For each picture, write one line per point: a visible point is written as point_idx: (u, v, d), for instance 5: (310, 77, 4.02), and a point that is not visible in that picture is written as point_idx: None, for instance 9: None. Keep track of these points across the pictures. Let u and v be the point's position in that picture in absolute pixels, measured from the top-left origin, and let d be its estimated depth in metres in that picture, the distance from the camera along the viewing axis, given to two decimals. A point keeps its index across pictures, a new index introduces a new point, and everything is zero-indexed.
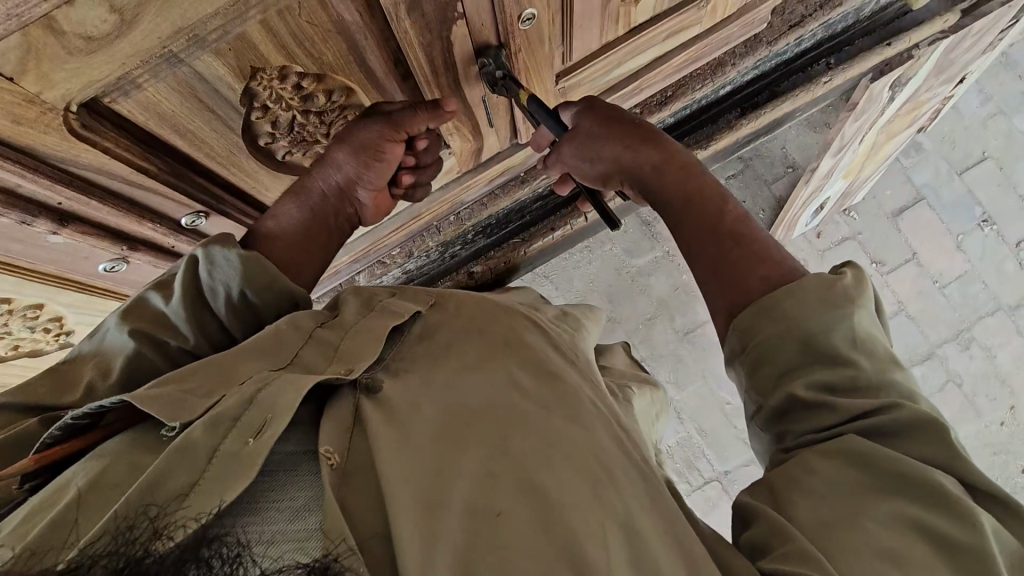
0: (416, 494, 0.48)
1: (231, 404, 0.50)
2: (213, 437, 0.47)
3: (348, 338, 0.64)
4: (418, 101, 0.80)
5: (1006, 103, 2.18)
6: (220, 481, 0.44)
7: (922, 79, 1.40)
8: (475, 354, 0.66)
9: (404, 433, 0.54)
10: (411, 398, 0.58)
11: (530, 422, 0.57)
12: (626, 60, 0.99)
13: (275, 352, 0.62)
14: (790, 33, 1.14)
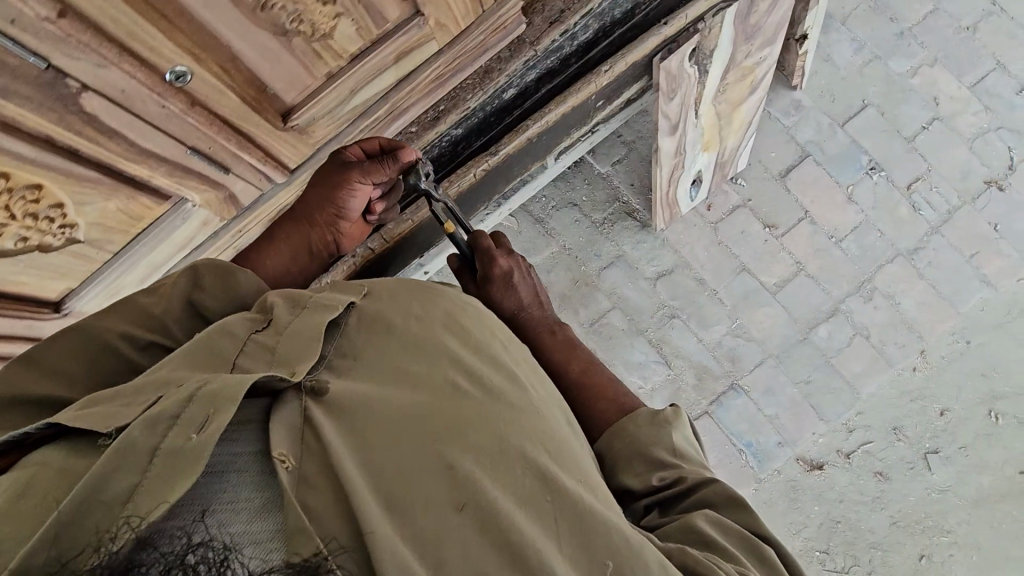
0: (387, 495, 0.65)
1: (172, 400, 0.62)
2: (152, 437, 0.58)
3: (285, 337, 0.77)
4: (114, 168, 0.81)
5: (880, 48, 2.20)
6: (164, 483, 0.54)
7: (727, 48, 1.40)
8: (427, 355, 0.81)
9: (361, 440, 0.69)
10: (370, 400, 0.73)
11: (474, 421, 0.73)
12: (358, 87, 0.99)
13: (219, 359, 0.75)
14: (552, 29, 1.15)
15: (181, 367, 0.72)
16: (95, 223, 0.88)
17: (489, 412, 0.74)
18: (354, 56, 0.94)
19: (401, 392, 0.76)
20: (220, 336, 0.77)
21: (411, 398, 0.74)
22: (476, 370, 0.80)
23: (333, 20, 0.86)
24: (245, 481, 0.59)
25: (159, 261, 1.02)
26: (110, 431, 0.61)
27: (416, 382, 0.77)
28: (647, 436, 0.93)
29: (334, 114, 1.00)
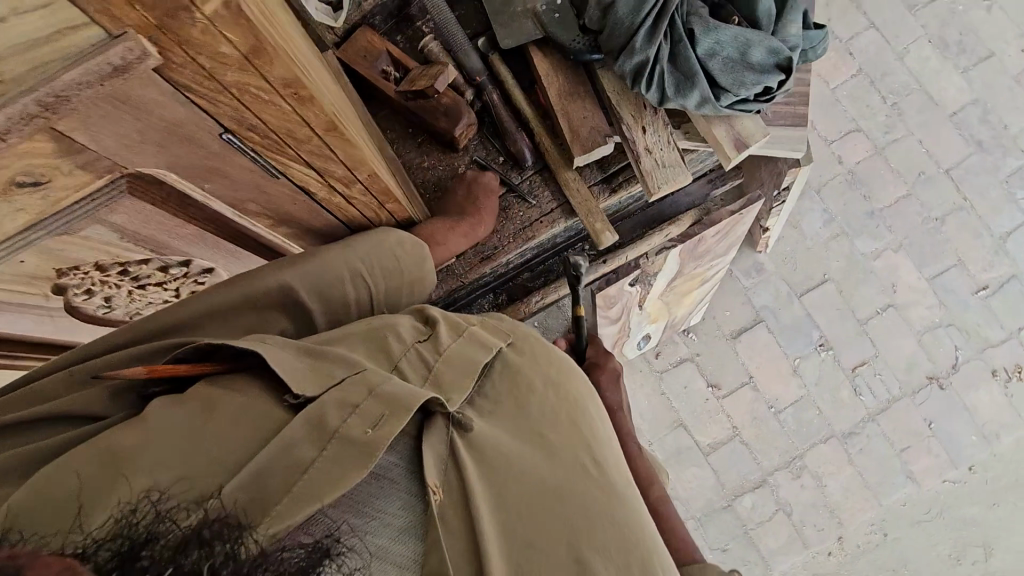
0: (514, 564, 0.61)
1: (360, 389, 0.64)
2: (336, 418, 0.61)
3: (448, 360, 0.76)
4: None
5: (849, 224, 2.21)
6: (323, 475, 0.56)
7: (674, 268, 1.38)
8: (564, 429, 0.76)
9: (494, 485, 0.66)
10: (507, 452, 0.70)
11: (606, 520, 0.68)
12: None
13: (381, 351, 0.75)
14: (482, 265, 1.13)
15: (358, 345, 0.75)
16: None
17: (618, 505, 0.70)
18: None
19: (536, 451, 0.72)
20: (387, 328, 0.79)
21: (549, 471, 0.70)
22: (609, 463, 0.75)
23: None
24: (389, 496, 0.60)
25: None
26: (299, 392, 0.63)
27: (555, 449, 0.73)
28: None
29: None
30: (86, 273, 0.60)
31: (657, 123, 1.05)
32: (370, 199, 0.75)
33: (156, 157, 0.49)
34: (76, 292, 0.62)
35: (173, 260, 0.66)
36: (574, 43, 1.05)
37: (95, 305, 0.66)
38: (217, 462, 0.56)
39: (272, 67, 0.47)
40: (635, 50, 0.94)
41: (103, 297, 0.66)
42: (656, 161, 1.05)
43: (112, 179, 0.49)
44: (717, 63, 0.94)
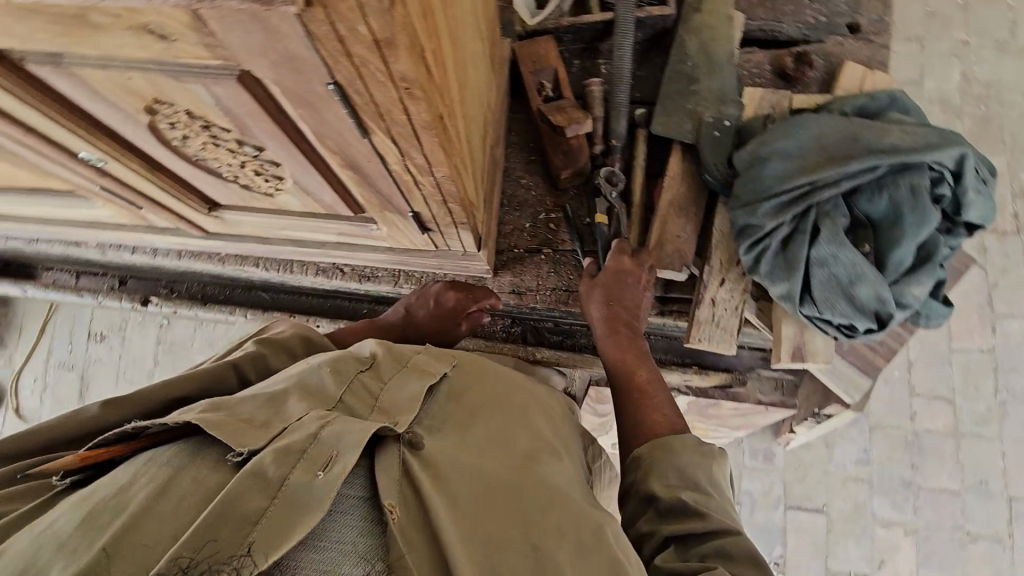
0: (472, 549, 0.64)
1: (298, 437, 0.62)
2: (282, 469, 0.58)
3: (388, 389, 0.78)
4: (33, 168, 0.87)
5: (878, 478, 2.05)
6: (285, 525, 0.53)
7: (679, 410, 1.34)
8: (510, 448, 0.79)
9: (444, 485, 0.69)
10: (456, 460, 0.73)
11: (566, 518, 0.70)
12: (296, 228, 1.01)
13: (321, 389, 0.75)
14: (507, 298, 1.14)
15: (306, 388, 0.74)
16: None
17: (574, 504, 0.73)
18: (292, 212, 0.96)
19: (486, 460, 0.76)
20: (324, 368, 0.77)
21: (498, 473, 0.74)
22: (557, 474, 0.78)
23: (277, 190, 0.87)
24: (348, 520, 0.59)
25: (62, 215, 1.08)
26: (245, 447, 0.61)
27: (506, 461, 0.77)
28: (688, 465, 0.83)
29: (253, 226, 1.02)
30: (175, 111, 0.66)
31: (737, 284, 1.01)
32: (438, 193, 0.78)
33: (270, 72, 0.53)
34: (162, 119, 0.68)
35: (250, 141, 0.72)
36: (713, 168, 1.03)
37: (172, 136, 0.72)
38: (173, 534, 0.52)
39: (397, 60, 0.50)
40: (757, 213, 0.91)
41: (182, 134, 0.72)
42: (712, 316, 1.01)
43: (228, 67, 0.54)
44: (821, 274, 0.88)
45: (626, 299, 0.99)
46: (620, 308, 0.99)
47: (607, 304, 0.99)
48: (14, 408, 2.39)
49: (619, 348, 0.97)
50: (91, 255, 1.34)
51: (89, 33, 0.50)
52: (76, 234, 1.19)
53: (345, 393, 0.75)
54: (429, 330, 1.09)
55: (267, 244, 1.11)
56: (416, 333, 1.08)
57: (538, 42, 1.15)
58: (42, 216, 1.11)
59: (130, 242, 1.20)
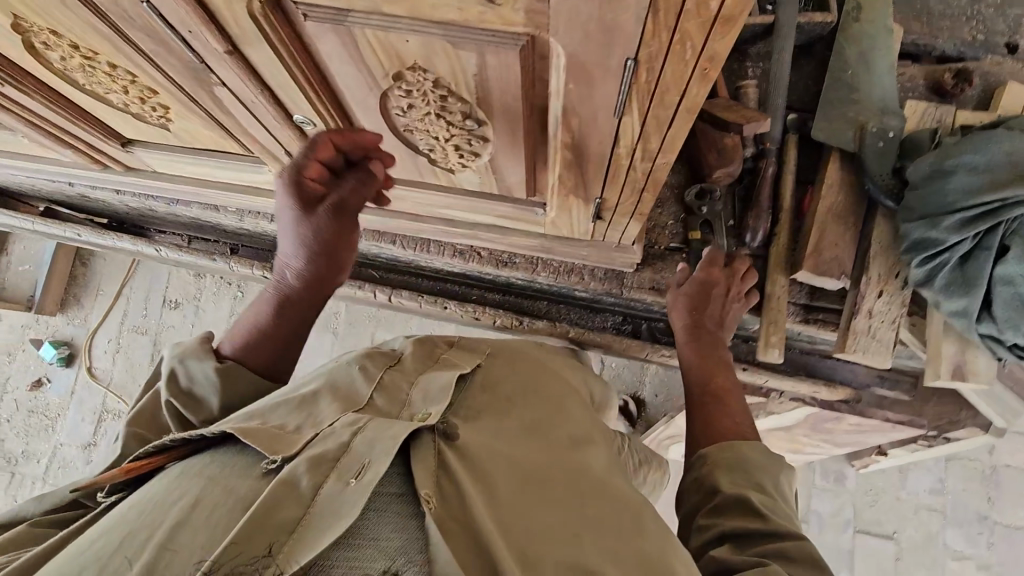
0: (512, 544, 0.55)
1: (331, 443, 0.55)
2: (315, 476, 0.51)
3: (420, 384, 0.71)
4: (226, 128, 0.89)
5: (953, 510, 2.01)
6: (318, 532, 0.46)
7: (791, 422, 1.33)
8: (549, 436, 0.71)
9: (479, 474, 0.61)
10: (489, 447, 0.64)
11: (615, 515, 0.62)
12: (456, 207, 1.02)
13: (352, 393, 0.68)
14: (647, 293, 1.14)
15: (335, 395, 0.67)
16: (185, 129, 0.95)
17: (627, 501, 0.64)
18: (461, 190, 0.96)
19: (523, 449, 0.67)
20: (355, 369, 0.72)
21: (538, 464, 0.65)
22: (600, 467, 0.69)
23: (462, 167, 0.88)
24: (389, 513, 0.52)
25: (220, 178, 1.10)
26: (277, 457, 0.54)
27: (543, 451, 0.68)
28: (755, 463, 0.77)
29: (414, 201, 1.03)
30: (421, 80, 0.67)
31: (897, 297, 1.00)
32: (642, 181, 0.79)
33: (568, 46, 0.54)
34: (400, 87, 0.69)
35: (476, 114, 0.72)
36: (877, 178, 1.02)
37: (399, 104, 0.73)
38: (202, 547, 0.46)
39: (714, 40, 0.50)
40: (937, 226, 0.90)
41: (410, 104, 0.73)
42: (869, 327, 1.00)
43: (522, 37, 0.55)
44: (1004, 292, 0.87)
45: (717, 311, 1.01)
46: (711, 320, 1.01)
47: (698, 311, 1.01)
48: (88, 368, 2.44)
49: (696, 352, 0.98)
50: (221, 220, 1.36)
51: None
52: (220, 199, 1.21)
53: (374, 390, 0.68)
54: (338, 254, 0.83)
55: (413, 222, 1.12)
56: (327, 266, 0.82)
57: None
58: (198, 178, 1.14)
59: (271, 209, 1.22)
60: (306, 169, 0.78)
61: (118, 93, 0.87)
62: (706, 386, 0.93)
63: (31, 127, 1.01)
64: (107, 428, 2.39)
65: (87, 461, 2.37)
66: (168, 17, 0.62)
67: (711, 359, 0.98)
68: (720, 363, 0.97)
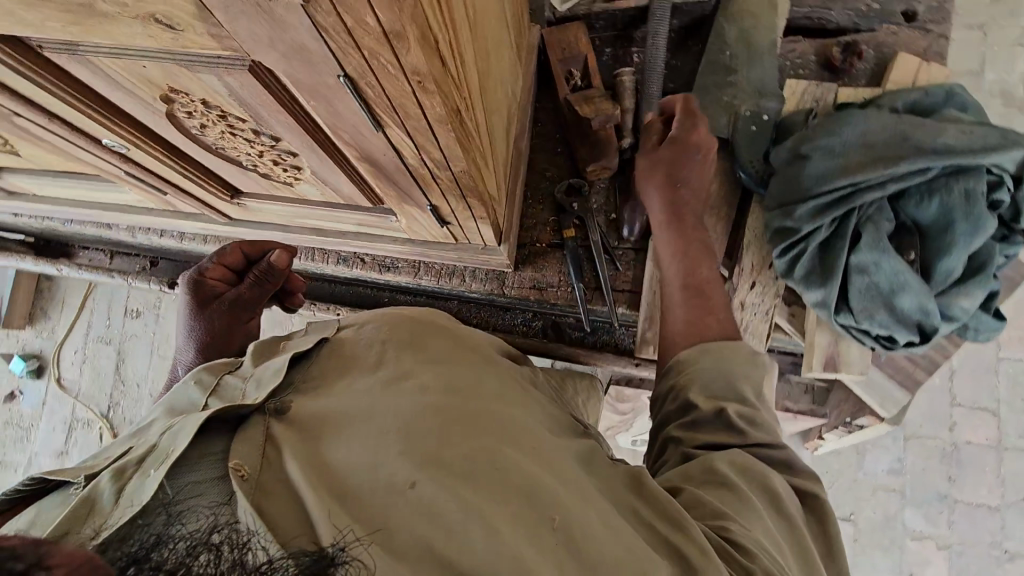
0: (333, 483, 0.54)
1: (133, 453, 0.55)
2: (117, 482, 0.52)
3: (255, 370, 0.67)
4: (62, 153, 0.88)
5: (912, 490, 1.96)
6: (120, 514, 0.48)
7: None
8: (410, 354, 0.68)
9: (311, 434, 0.59)
10: (330, 402, 0.62)
11: (454, 416, 0.60)
12: (318, 218, 1.01)
13: (181, 408, 0.65)
14: (530, 294, 1.11)
15: (171, 410, 0.66)
16: (29, 155, 0.94)
17: (470, 402, 0.63)
18: (312, 202, 0.95)
19: (372, 380, 0.65)
20: (189, 383, 0.67)
21: (383, 390, 0.63)
22: (459, 373, 0.67)
23: (296, 180, 0.86)
24: (218, 494, 0.51)
25: (92, 197, 1.09)
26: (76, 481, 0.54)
27: (396, 375, 0.65)
28: (718, 371, 0.75)
29: (274, 213, 1.02)
30: (191, 101, 0.65)
31: (770, 288, 0.96)
32: (456, 186, 0.76)
33: (275, 60, 0.51)
34: (178, 109, 0.67)
35: (267, 131, 0.70)
36: (750, 165, 0.98)
37: (191, 125, 0.72)
38: None
39: (410, 53, 0.47)
40: (792, 216, 0.86)
41: (200, 124, 0.71)
42: (741, 321, 0.97)
43: (240, 60, 0.53)
44: (861, 282, 0.83)
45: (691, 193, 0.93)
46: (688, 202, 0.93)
47: (675, 190, 0.93)
48: (58, 380, 2.49)
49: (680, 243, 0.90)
50: (122, 237, 1.36)
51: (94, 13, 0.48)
52: (106, 217, 1.21)
53: (209, 395, 0.65)
54: (225, 352, 0.89)
55: (288, 232, 1.11)
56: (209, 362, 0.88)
57: (570, 28, 1.09)
58: (74, 199, 1.13)
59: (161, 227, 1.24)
60: (206, 271, 0.88)
61: None
62: (689, 280, 0.88)
63: None
64: (77, 438, 2.45)
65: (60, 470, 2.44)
66: None
67: (692, 246, 0.90)
68: (702, 254, 0.90)
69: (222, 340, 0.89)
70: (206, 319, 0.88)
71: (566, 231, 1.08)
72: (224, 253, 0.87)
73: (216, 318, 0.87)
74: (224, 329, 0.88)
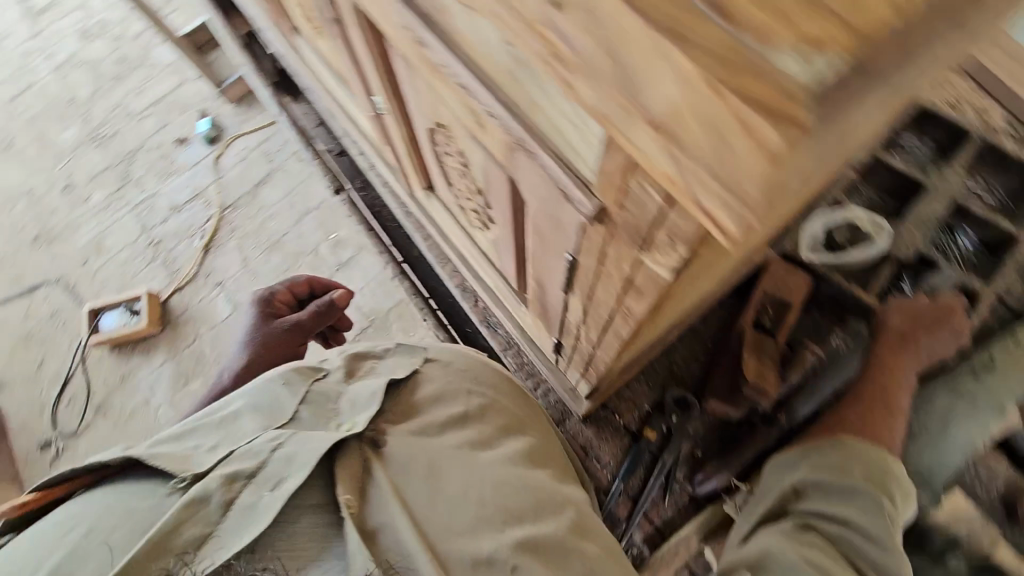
0: (438, 538, 0.63)
1: (243, 465, 0.64)
2: (224, 492, 0.62)
3: (350, 394, 0.76)
4: (346, 71, 1.00)
5: None
6: (229, 533, 0.59)
7: None
8: (511, 440, 0.75)
9: (407, 478, 0.67)
10: (424, 454, 0.70)
11: (541, 517, 0.68)
12: (470, 253, 1.06)
13: (263, 407, 0.73)
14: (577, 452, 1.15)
15: (255, 405, 0.73)
16: (327, 51, 1.07)
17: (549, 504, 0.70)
18: (475, 244, 1.00)
19: (476, 449, 0.72)
20: (281, 379, 0.75)
21: (483, 463, 0.70)
22: (542, 474, 0.74)
23: (477, 227, 0.91)
24: (303, 524, 0.62)
25: (341, 99, 1.23)
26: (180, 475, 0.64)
27: (493, 453, 0.72)
28: (859, 473, 0.92)
29: (447, 221, 1.09)
30: (451, 142, 0.71)
31: None
32: (584, 352, 0.76)
33: (535, 203, 0.53)
34: (439, 135, 0.74)
35: (485, 195, 0.75)
36: None
37: (439, 146, 0.78)
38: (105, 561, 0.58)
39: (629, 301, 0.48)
40: None
41: (445, 151, 0.77)
42: None
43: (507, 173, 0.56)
44: None
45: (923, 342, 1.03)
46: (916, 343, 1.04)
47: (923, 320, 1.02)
48: (217, 156, 2.83)
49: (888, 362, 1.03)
50: (337, 127, 1.52)
51: (438, 77, 0.53)
52: (338, 113, 1.36)
53: (299, 403, 0.73)
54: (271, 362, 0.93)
55: (443, 236, 1.18)
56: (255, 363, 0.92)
57: (794, 275, 1.06)
58: (329, 87, 1.28)
59: (366, 149, 1.36)
60: (275, 295, 1.02)
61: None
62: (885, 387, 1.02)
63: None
64: (193, 206, 2.78)
65: (167, 218, 2.79)
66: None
67: (898, 373, 1.03)
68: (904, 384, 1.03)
69: (273, 348, 0.93)
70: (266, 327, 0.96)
71: (647, 431, 1.11)
72: (297, 283, 1.04)
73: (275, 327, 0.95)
74: (279, 339, 0.94)
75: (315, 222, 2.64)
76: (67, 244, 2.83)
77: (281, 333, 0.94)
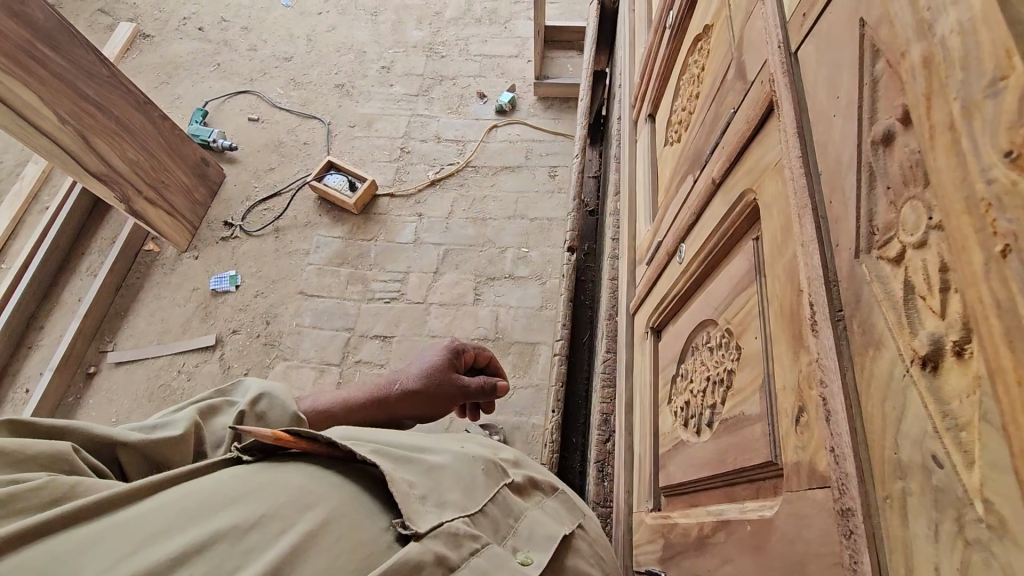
0: None
1: (427, 547, 0.57)
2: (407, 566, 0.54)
3: (525, 522, 0.69)
4: (672, 193, 1.02)
5: None
6: None
7: None
8: None
9: None
10: None
11: None
12: (643, 407, 1.03)
13: (457, 476, 0.69)
14: None
15: (448, 471, 0.69)
16: (667, 158, 1.12)
17: None
18: (658, 409, 0.97)
19: None
20: (479, 470, 0.71)
21: None
22: None
23: (672, 409, 0.88)
24: None
25: (642, 192, 1.26)
26: (365, 506, 0.59)
27: None
28: None
29: (646, 366, 1.04)
30: (727, 359, 0.68)
31: None
32: None
33: (789, 530, 0.46)
34: (720, 335, 0.72)
35: (720, 416, 0.69)
36: None
37: (707, 339, 0.77)
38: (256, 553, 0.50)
39: None
40: None
41: (710, 347, 0.75)
42: None
43: (775, 463, 0.52)
44: None
45: None
46: None
47: None
48: (493, 126, 3.14)
49: None
50: (610, 198, 1.57)
51: (794, 349, 0.49)
52: (626, 195, 1.40)
53: (489, 502, 0.68)
54: (436, 405, 1.00)
55: (632, 364, 1.16)
56: (427, 399, 0.98)
57: None
58: (639, 177, 1.32)
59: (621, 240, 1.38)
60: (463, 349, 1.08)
61: (680, 111, 1.05)
62: None
63: (654, 57, 1.27)
64: (449, 146, 3.10)
65: (426, 140, 3.13)
66: (726, 141, 0.73)
67: None
68: None
69: (445, 394, 1.00)
70: (447, 372, 1.02)
71: None
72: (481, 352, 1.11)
73: (454, 379, 1.02)
74: (452, 392, 1.01)
75: (519, 229, 2.79)
76: (353, 105, 3.30)
77: (457, 389, 1.01)
